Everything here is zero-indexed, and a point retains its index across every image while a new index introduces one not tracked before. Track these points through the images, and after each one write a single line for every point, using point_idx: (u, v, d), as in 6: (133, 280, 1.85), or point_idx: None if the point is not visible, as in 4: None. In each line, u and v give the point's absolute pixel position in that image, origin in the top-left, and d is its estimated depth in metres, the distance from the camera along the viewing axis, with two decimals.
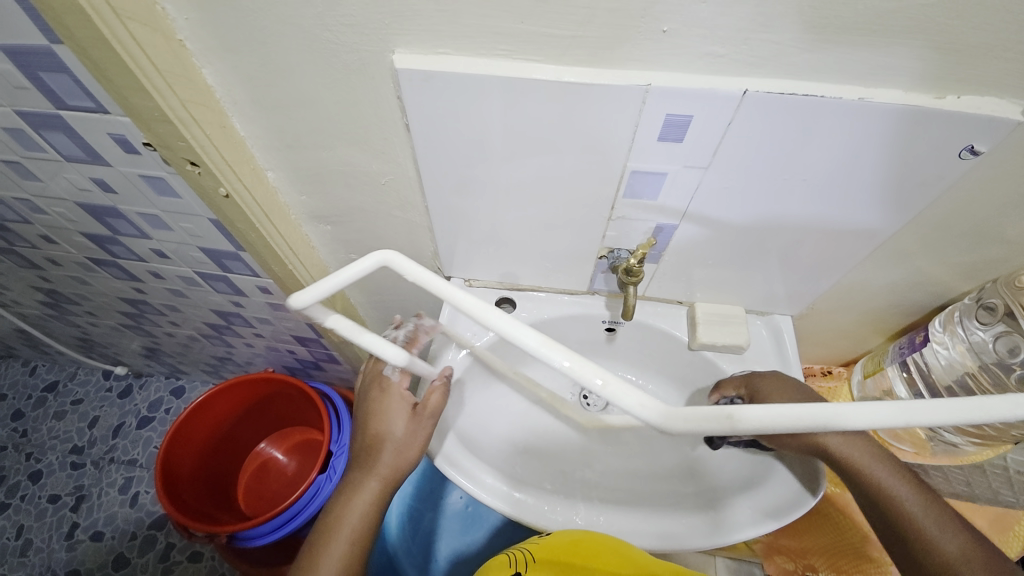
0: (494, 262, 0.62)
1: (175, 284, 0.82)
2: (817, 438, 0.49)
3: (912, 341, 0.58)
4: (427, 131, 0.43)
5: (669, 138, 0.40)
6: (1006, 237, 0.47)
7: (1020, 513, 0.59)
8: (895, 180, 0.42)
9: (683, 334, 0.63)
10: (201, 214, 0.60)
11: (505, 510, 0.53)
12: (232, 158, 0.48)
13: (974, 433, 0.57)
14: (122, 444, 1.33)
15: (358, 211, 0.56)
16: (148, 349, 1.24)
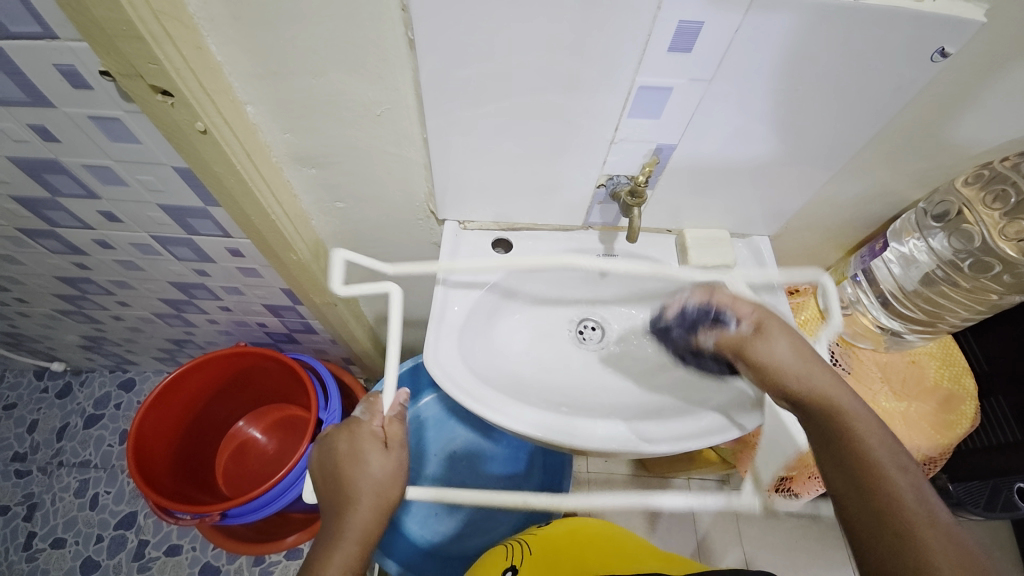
0: (491, 198, 0.61)
1: (128, 254, 0.75)
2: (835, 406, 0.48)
3: (872, 249, 0.65)
4: (433, 48, 0.42)
5: (678, 49, 0.42)
6: (956, 142, 0.53)
7: (960, 391, 0.68)
8: (872, 88, 0.46)
9: (674, 260, 0.67)
10: (164, 162, 0.54)
11: (538, 435, 0.53)
12: (211, 88, 0.43)
13: (918, 323, 0.66)
14: (69, 447, 1.21)
15: (348, 150, 0.53)
16: (89, 339, 1.12)
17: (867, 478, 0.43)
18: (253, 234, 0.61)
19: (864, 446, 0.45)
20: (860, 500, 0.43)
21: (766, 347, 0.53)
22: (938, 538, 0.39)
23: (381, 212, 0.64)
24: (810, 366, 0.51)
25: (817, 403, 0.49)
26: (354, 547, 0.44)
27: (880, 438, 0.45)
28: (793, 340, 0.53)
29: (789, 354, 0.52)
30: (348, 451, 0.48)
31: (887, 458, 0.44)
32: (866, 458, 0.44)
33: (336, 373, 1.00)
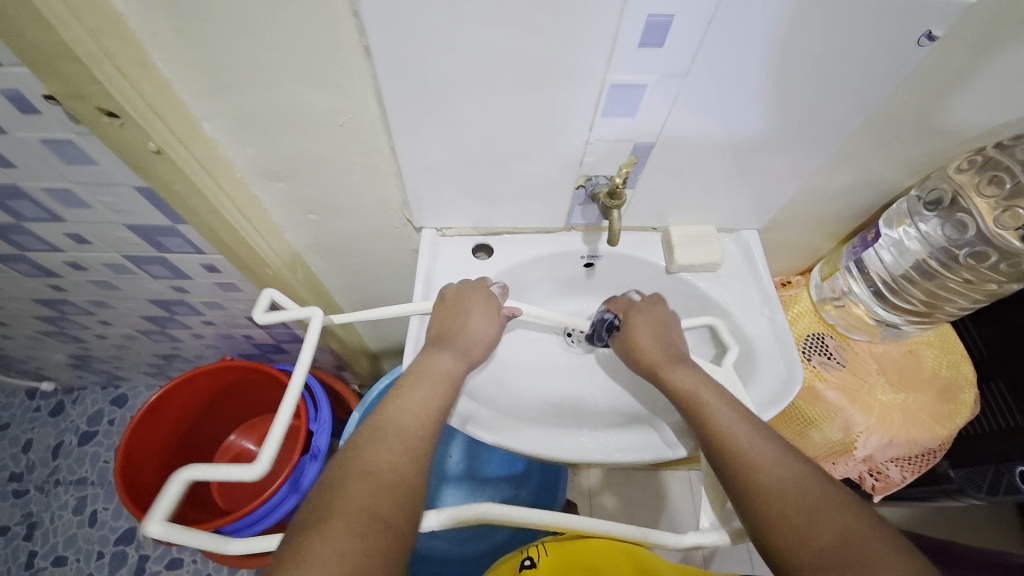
0: (468, 204, 0.59)
1: (102, 274, 0.73)
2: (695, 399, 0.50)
3: (864, 240, 0.63)
4: (391, 54, 0.39)
5: (650, 44, 0.40)
6: (947, 127, 0.51)
7: (958, 380, 0.67)
8: (854, 77, 0.45)
9: (661, 259, 0.65)
10: (125, 183, 0.52)
11: (518, 448, 0.53)
12: (160, 106, 0.41)
13: (912, 312, 0.65)
14: (66, 464, 1.21)
15: (313, 161, 0.52)
16: (77, 357, 1.11)
17: (772, 502, 0.41)
18: (224, 251, 0.59)
19: (750, 457, 0.44)
20: (767, 526, 0.41)
21: (629, 337, 0.57)
22: (858, 539, 0.38)
23: (357, 222, 0.62)
24: (673, 344, 0.56)
25: (692, 410, 0.49)
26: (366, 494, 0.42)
27: (759, 438, 0.45)
28: (655, 324, 0.58)
29: (651, 342, 0.56)
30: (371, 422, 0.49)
31: (784, 474, 0.42)
32: (762, 480, 0.42)
33: (327, 382, 0.99)
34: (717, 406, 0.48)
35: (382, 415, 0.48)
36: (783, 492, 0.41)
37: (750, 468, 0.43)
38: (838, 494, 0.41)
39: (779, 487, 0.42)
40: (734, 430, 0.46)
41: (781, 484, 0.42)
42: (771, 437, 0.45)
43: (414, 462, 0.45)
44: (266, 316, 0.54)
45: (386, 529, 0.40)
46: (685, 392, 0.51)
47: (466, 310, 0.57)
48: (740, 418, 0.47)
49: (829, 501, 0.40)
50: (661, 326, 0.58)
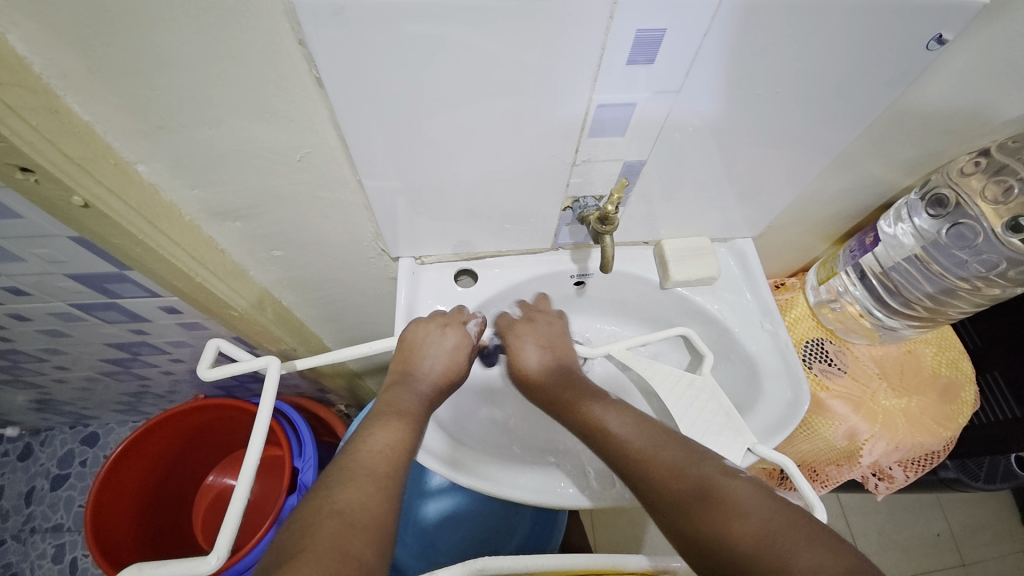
0: (445, 230, 0.55)
1: (50, 322, 0.67)
2: (593, 418, 0.49)
3: (862, 243, 0.61)
4: (348, 81, 0.36)
5: (639, 59, 0.37)
6: (950, 128, 0.49)
7: (960, 379, 0.66)
8: (846, 83, 0.42)
9: (655, 274, 0.61)
10: (58, 234, 0.46)
11: (519, 497, 0.49)
12: (82, 156, 0.37)
13: (913, 316, 0.63)
14: (40, 511, 1.13)
15: (274, 198, 0.47)
16: (38, 402, 1.03)
17: (691, 501, 0.39)
18: (181, 297, 0.54)
19: (659, 459, 0.43)
20: (675, 512, 0.39)
21: (516, 359, 0.56)
22: (771, 522, 0.36)
23: (329, 255, 0.58)
24: (567, 367, 0.55)
25: (605, 445, 0.46)
26: (334, 523, 0.36)
27: (662, 439, 0.44)
28: (539, 341, 0.57)
29: (535, 361, 0.56)
30: (359, 444, 0.44)
31: (701, 470, 0.41)
32: (683, 479, 0.41)
33: (310, 409, 0.93)
34: (610, 421, 0.48)
35: (351, 452, 0.43)
36: (699, 488, 0.39)
37: (668, 470, 0.42)
38: (782, 509, 0.37)
39: (701, 482, 0.40)
40: (646, 443, 0.44)
41: (701, 479, 0.40)
42: (687, 446, 0.44)
43: (387, 496, 0.40)
44: (214, 371, 0.50)
45: (360, 568, 0.34)
46: (601, 426, 0.48)
47: (423, 349, 0.53)
48: (640, 431, 0.46)
49: (773, 520, 0.36)
50: (553, 346, 0.57)
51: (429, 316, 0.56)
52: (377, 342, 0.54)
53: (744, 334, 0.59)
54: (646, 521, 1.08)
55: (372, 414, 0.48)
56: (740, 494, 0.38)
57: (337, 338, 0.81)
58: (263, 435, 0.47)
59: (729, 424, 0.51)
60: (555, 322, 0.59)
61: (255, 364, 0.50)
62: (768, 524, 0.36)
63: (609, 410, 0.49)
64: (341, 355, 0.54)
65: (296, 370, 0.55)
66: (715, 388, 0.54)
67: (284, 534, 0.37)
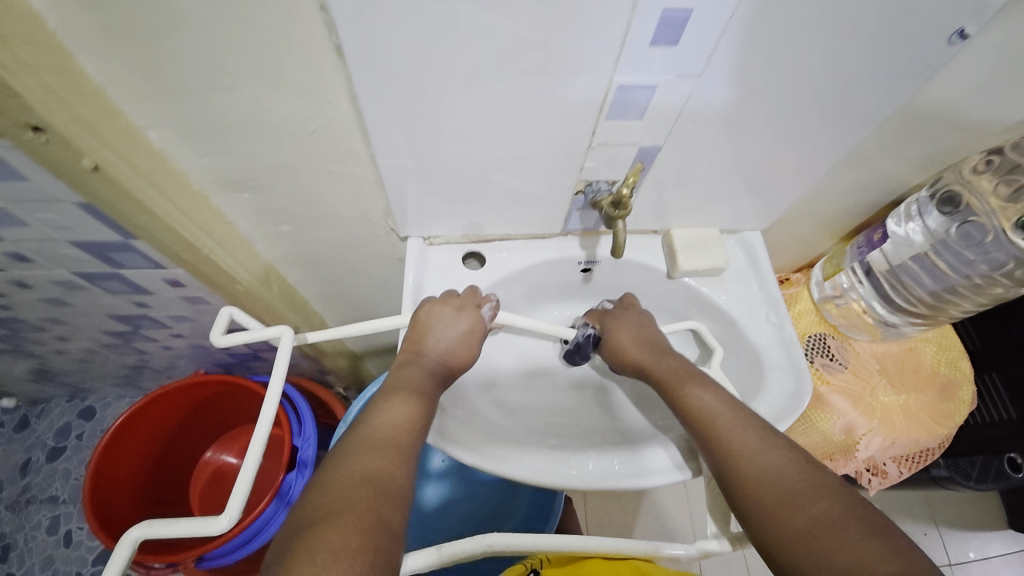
0: (455, 211, 0.54)
1: (52, 291, 0.66)
2: (685, 394, 0.51)
3: (870, 240, 0.61)
4: (366, 52, 0.35)
5: (662, 41, 0.36)
6: (966, 125, 0.49)
7: (958, 378, 0.67)
8: (867, 75, 0.42)
9: (662, 263, 0.61)
10: (64, 200, 0.45)
11: (522, 477, 0.50)
12: (90, 116, 0.36)
13: (915, 313, 0.63)
14: (36, 483, 1.13)
15: (285, 170, 0.46)
16: (36, 373, 1.02)
17: (760, 490, 0.41)
18: (188, 268, 0.54)
19: (739, 440, 0.45)
20: (743, 488, 0.43)
21: (612, 342, 0.58)
22: (833, 517, 0.37)
23: (337, 232, 0.57)
24: (660, 346, 0.56)
25: (694, 421, 0.49)
26: (363, 490, 0.37)
27: (749, 423, 0.46)
28: (632, 327, 0.58)
29: (630, 343, 0.57)
30: (373, 419, 0.44)
31: (776, 459, 0.42)
32: (754, 466, 0.43)
33: (310, 388, 0.93)
34: (703, 394, 0.50)
35: (368, 423, 0.43)
36: (769, 477, 0.42)
37: (742, 455, 0.44)
38: (856, 511, 0.37)
39: (769, 471, 0.42)
40: (728, 418, 0.47)
41: (771, 468, 0.42)
42: (765, 433, 0.45)
43: (408, 465, 0.41)
44: (226, 338, 0.49)
45: (391, 535, 0.36)
46: (685, 397, 0.50)
47: (434, 330, 0.52)
48: (729, 407, 0.48)
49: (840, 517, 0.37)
50: (646, 330, 0.58)
51: (439, 296, 0.56)
52: (384, 320, 0.54)
53: (749, 326, 0.59)
54: (640, 510, 1.09)
55: (384, 388, 0.48)
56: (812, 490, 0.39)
57: (340, 318, 0.80)
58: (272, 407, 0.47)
59: None
60: (645, 316, 0.60)
61: (266, 335, 0.50)
62: (832, 519, 0.37)
63: (703, 387, 0.50)
64: (348, 332, 0.54)
65: (304, 343, 0.55)
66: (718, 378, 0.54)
67: (312, 497, 0.37)
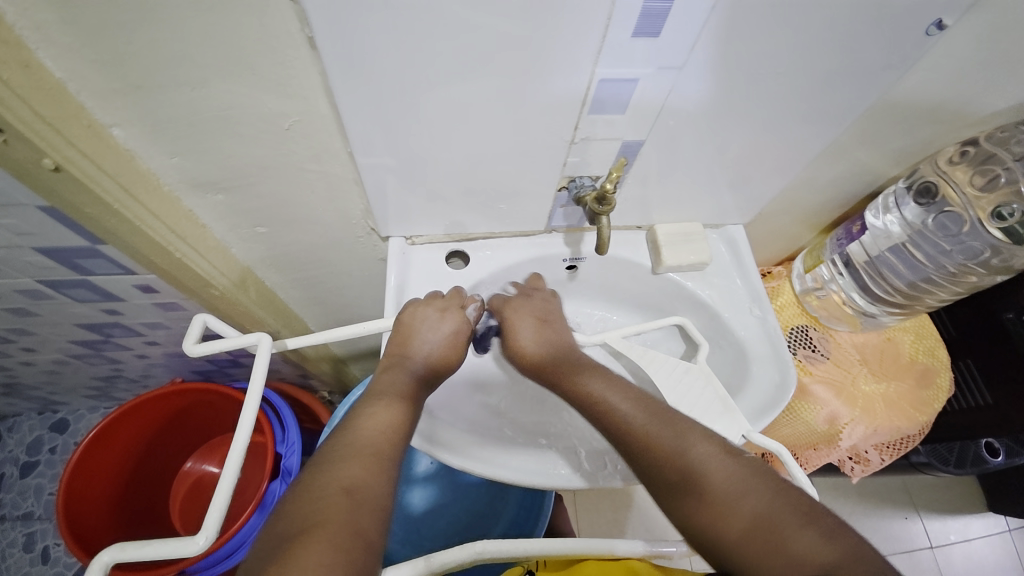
0: (438, 209, 0.54)
1: (15, 300, 0.63)
2: (596, 398, 0.49)
3: (849, 232, 0.61)
4: (343, 45, 0.34)
5: (643, 33, 0.36)
6: (939, 118, 0.50)
7: (936, 365, 0.68)
8: (847, 67, 0.42)
9: (647, 259, 0.61)
10: (25, 203, 0.43)
11: (511, 479, 0.49)
12: (54, 116, 0.34)
13: (893, 304, 0.65)
14: (5, 501, 1.08)
15: (260, 169, 0.45)
16: (2, 386, 0.98)
17: (690, 496, 0.40)
18: (159, 273, 0.52)
19: (664, 443, 0.43)
20: (673, 496, 0.41)
21: (511, 336, 0.55)
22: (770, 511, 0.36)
23: (316, 234, 0.56)
24: (560, 344, 0.55)
25: (611, 428, 0.47)
26: (340, 501, 0.36)
27: (666, 425, 0.44)
28: (535, 315, 0.56)
29: (533, 341, 0.55)
30: (356, 425, 0.42)
31: (697, 460, 0.41)
32: (682, 466, 0.41)
33: (293, 395, 0.91)
34: (617, 400, 0.48)
35: (351, 429, 0.42)
36: (698, 476, 0.40)
37: (670, 455, 0.42)
38: (790, 504, 0.37)
39: (699, 469, 0.41)
40: (645, 422, 0.45)
41: (700, 466, 0.41)
42: (690, 430, 0.44)
43: (391, 472, 0.40)
44: (200, 347, 0.48)
45: (370, 548, 0.34)
46: (599, 400, 0.49)
47: (419, 332, 0.51)
48: (645, 411, 0.46)
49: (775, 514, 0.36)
50: (551, 324, 0.56)
51: (425, 297, 0.55)
52: (367, 323, 0.53)
53: (734, 320, 0.59)
54: (629, 506, 1.09)
55: (368, 392, 0.47)
56: (742, 488, 0.38)
57: (321, 321, 0.79)
58: (252, 414, 0.45)
59: (716, 406, 0.52)
60: (550, 301, 0.59)
61: (242, 343, 0.48)
62: (764, 519, 0.36)
63: (613, 392, 0.48)
64: (330, 336, 0.53)
65: (285, 349, 0.53)
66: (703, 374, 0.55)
67: (289, 509, 0.36)
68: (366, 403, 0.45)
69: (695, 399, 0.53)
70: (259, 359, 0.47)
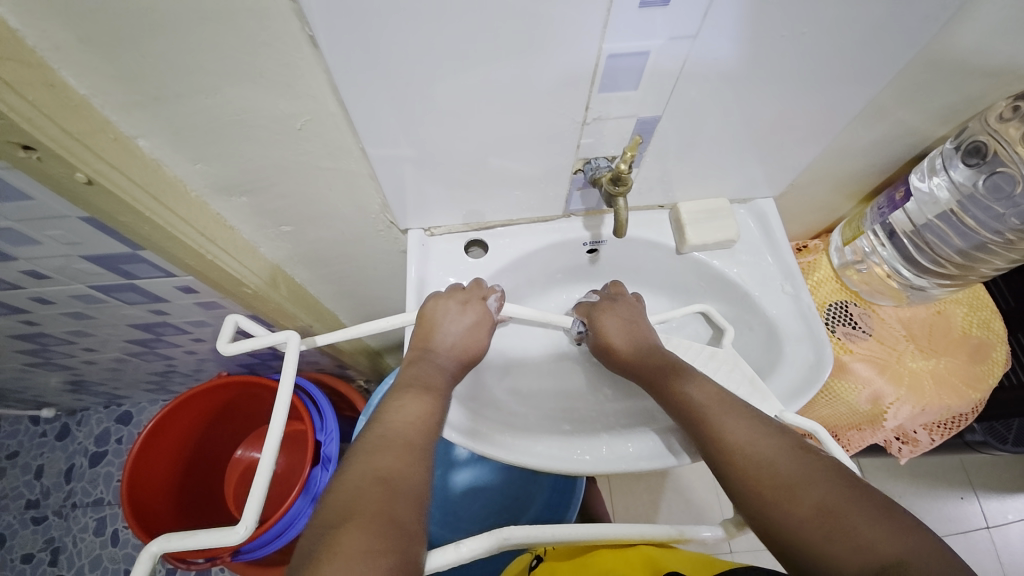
0: (454, 200, 0.54)
1: (74, 305, 0.68)
2: (675, 389, 0.48)
3: (891, 199, 0.57)
4: (344, 42, 0.34)
5: (652, 3, 0.34)
6: (992, 69, 0.45)
7: (992, 339, 0.64)
8: (883, 22, 0.39)
9: (670, 239, 0.60)
10: (71, 215, 0.46)
11: (538, 465, 0.50)
12: (83, 132, 0.36)
13: (943, 275, 0.60)
14: (80, 487, 1.19)
15: (279, 171, 0.46)
16: (72, 383, 1.06)
17: (759, 479, 0.39)
18: (195, 275, 0.54)
19: (746, 431, 0.42)
20: (739, 484, 0.40)
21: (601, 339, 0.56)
22: (834, 505, 0.35)
23: (338, 230, 0.57)
24: (651, 342, 0.54)
25: (683, 413, 0.46)
26: (377, 489, 0.37)
27: (755, 417, 0.43)
28: (622, 318, 0.56)
29: (619, 337, 0.55)
30: (389, 418, 0.44)
31: (778, 451, 0.40)
32: (757, 451, 0.40)
33: (330, 384, 0.95)
34: (693, 390, 0.47)
35: (382, 421, 0.43)
36: (769, 466, 0.39)
37: (740, 443, 0.41)
38: (872, 505, 0.35)
39: (771, 460, 0.39)
40: (722, 413, 0.44)
41: (772, 456, 0.40)
42: (771, 424, 0.43)
43: (425, 461, 0.41)
44: (231, 346, 0.50)
45: (406, 534, 0.35)
46: (672, 387, 0.49)
47: (441, 324, 0.52)
48: (719, 402, 0.45)
49: (854, 513, 0.34)
50: (635, 323, 0.56)
51: (444, 290, 0.56)
52: (391, 317, 0.54)
53: (764, 299, 0.57)
54: (664, 488, 1.08)
55: (395, 386, 0.48)
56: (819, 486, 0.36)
57: (352, 314, 0.81)
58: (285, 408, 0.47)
59: (747, 387, 0.50)
60: (632, 302, 0.59)
61: (273, 340, 0.50)
62: (839, 516, 0.34)
63: (688, 379, 0.48)
64: (355, 332, 0.54)
65: (315, 346, 0.55)
66: (730, 356, 0.53)
67: (325, 499, 0.37)
68: (399, 395, 0.46)
69: (724, 383, 0.51)
70: (288, 357, 0.49)
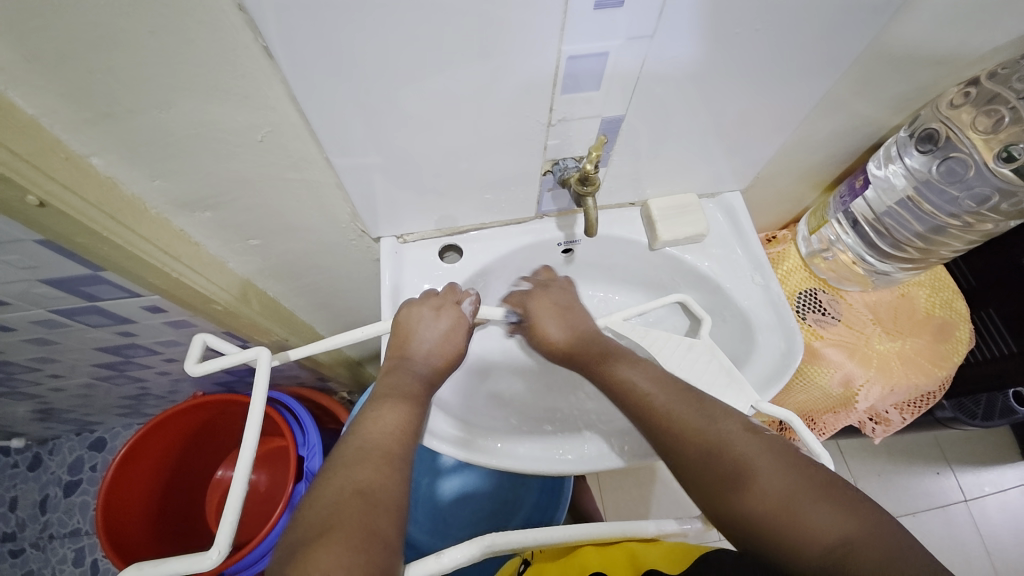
0: (425, 205, 0.53)
1: (35, 331, 0.66)
2: (615, 375, 0.48)
3: (852, 188, 0.59)
4: (300, 52, 0.34)
5: (607, 4, 0.34)
6: (938, 59, 0.47)
7: (954, 318, 0.66)
8: (831, 17, 0.40)
9: (643, 236, 0.60)
10: (24, 239, 0.44)
11: (521, 468, 0.50)
12: (32, 153, 0.35)
13: (906, 259, 0.62)
14: (55, 518, 1.15)
15: (244, 184, 0.45)
16: (39, 412, 1.02)
17: (716, 467, 0.39)
18: (160, 293, 0.53)
19: (699, 418, 0.42)
20: (693, 473, 0.40)
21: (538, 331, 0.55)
22: (787, 491, 0.36)
23: (309, 241, 0.56)
24: (584, 328, 0.54)
25: (627, 403, 0.46)
26: (356, 503, 0.36)
27: (705, 402, 0.43)
28: (555, 306, 0.56)
29: (556, 329, 0.54)
30: (366, 429, 0.43)
31: (729, 435, 0.40)
32: (711, 437, 0.40)
33: (311, 398, 0.93)
34: (637, 379, 0.47)
35: (360, 433, 0.43)
36: (725, 450, 0.39)
37: (693, 430, 0.41)
38: (819, 484, 0.36)
39: (725, 446, 0.39)
40: (667, 400, 0.44)
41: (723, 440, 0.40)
42: (718, 406, 0.43)
43: (402, 472, 0.41)
44: (201, 366, 0.49)
45: (387, 547, 0.35)
46: (612, 374, 0.48)
47: (417, 331, 0.52)
48: (663, 389, 0.45)
49: (803, 494, 0.35)
50: (568, 312, 0.56)
51: (419, 296, 0.55)
52: (366, 327, 0.53)
53: (736, 290, 0.58)
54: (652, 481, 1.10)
55: (373, 396, 0.47)
56: (771, 470, 0.37)
57: (330, 325, 0.80)
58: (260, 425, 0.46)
59: (723, 378, 0.51)
60: (566, 287, 0.59)
61: (244, 357, 0.49)
62: (792, 497, 0.35)
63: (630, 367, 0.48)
64: (329, 343, 0.53)
65: (288, 360, 0.54)
66: (704, 349, 0.54)
67: (303, 517, 0.37)
68: (376, 405, 0.45)
69: (701, 373, 0.52)
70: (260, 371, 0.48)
